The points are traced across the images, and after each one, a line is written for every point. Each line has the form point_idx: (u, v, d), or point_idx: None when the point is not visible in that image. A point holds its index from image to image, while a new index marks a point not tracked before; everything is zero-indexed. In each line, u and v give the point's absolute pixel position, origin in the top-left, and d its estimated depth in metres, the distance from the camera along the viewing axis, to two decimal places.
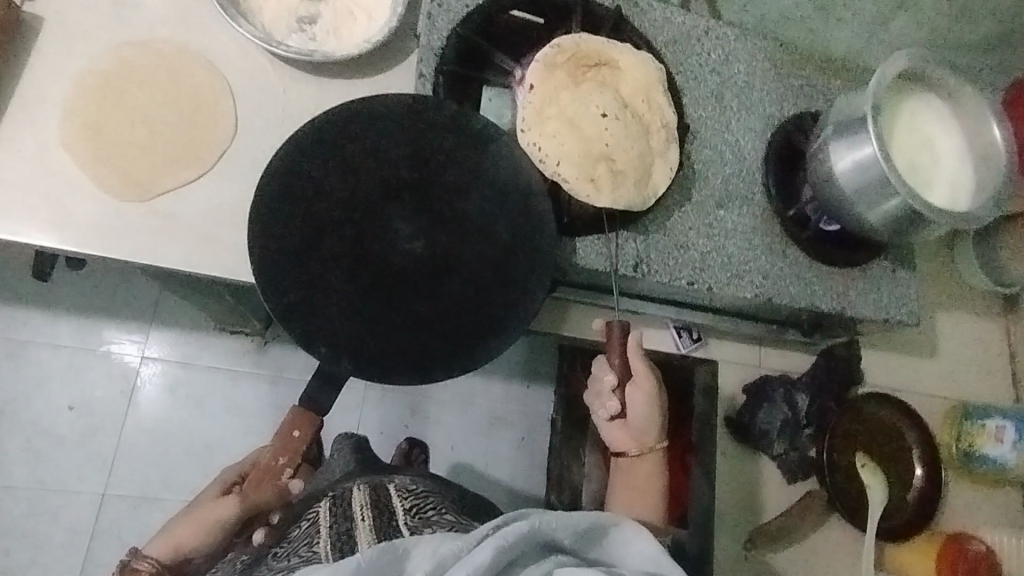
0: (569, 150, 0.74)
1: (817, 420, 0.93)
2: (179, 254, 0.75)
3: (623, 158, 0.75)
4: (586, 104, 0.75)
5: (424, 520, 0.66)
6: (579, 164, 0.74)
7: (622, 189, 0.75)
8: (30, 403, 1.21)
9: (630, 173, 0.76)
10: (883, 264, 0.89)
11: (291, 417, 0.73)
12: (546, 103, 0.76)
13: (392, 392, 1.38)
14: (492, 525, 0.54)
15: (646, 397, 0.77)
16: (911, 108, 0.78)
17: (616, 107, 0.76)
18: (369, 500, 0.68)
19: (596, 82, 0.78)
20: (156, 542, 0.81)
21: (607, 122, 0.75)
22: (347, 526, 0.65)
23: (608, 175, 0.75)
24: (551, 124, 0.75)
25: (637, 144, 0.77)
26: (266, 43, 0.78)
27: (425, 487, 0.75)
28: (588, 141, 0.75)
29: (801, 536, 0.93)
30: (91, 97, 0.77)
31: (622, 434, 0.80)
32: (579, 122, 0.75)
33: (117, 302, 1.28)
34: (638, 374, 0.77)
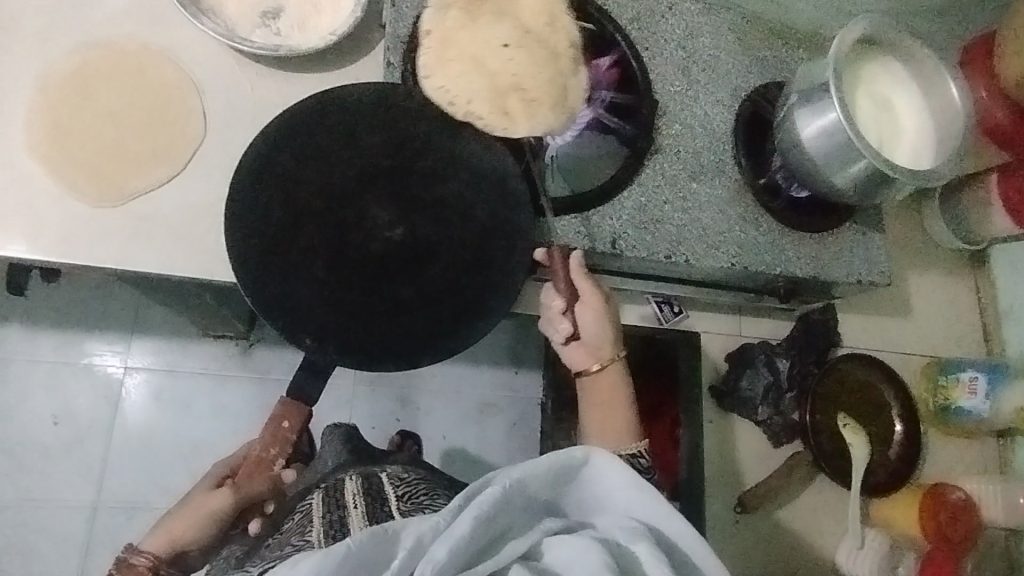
0: (477, 87, 0.75)
1: (799, 384, 0.94)
2: (157, 256, 0.74)
3: (533, 84, 0.75)
4: (486, 38, 0.75)
5: (417, 504, 0.68)
6: (489, 98, 0.75)
7: (539, 117, 0.75)
8: (14, 419, 1.20)
9: (543, 97, 0.75)
10: (854, 228, 0.91)
11: (281, 408, 0.75)
12: (450, 45, 0.76)
13: (381, 386, 1.38)
14: (463, 498, 0.54)
15: (594, 310, 0.74)
16: (871, 73, 0.80)
17: (517, 36, 0.76)
18: (362, 488, 0.69)
19: (495, 13, 0.77)
20: (150, 538, 0.78)
21: (510, 52, 0.75)
22: (339, 513, 0.65)
23: (519, 104, 0.75)
24: (457, 64, 0.75)
25: (546, 66, 0.76)
26: (231, 39, 0.77)
27: (417, 475, 0.77)
28: (493, 74, 0.75)
29: (789, 497, 0.95)
30: (57, 102, 0.76)
31: (579, 354, 0.75)
32: (483, 57, 0.75)
33: (96, 312, 1.26)
34: (585, 292, 0.75)
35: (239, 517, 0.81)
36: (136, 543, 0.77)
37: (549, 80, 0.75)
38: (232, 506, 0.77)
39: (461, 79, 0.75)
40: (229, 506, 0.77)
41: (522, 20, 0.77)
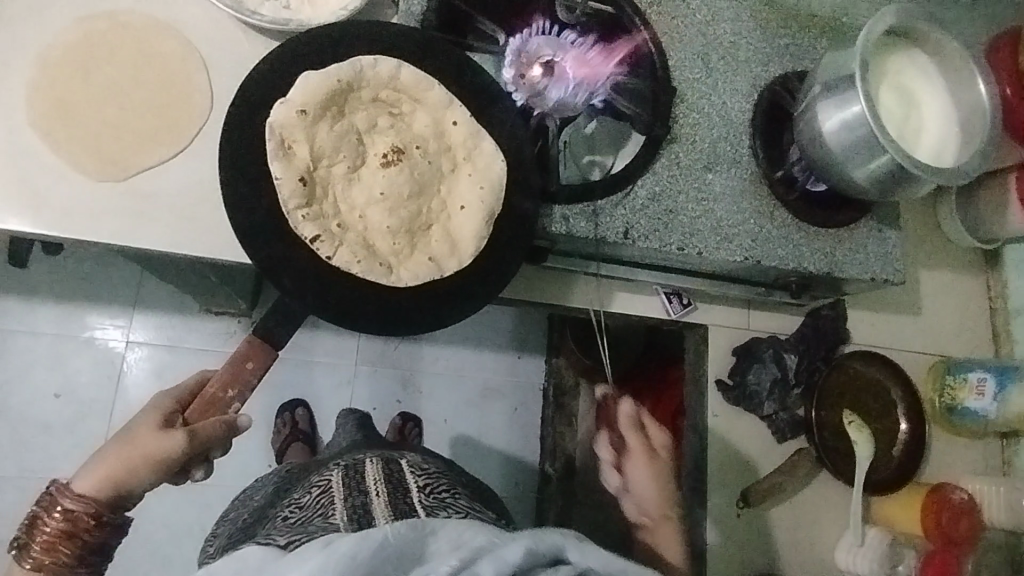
0: (346, 241, 0.69)
1: (805, 379, 0.95)
2: (159, 235, 0.73)
3: (453, 208, 0.73)
4: (364, 191, 0.72)
5: (438, 501, 0.67)
6: (361, 253, 0.69)
7: (436, 253, 0.71)
8: (14, 391, 1.19)
9: (459, 209, 0.73)
10: (869, 224, 0.89)
11: (244, 347, 0.72)
12: (288, 145, 0.68)
13: (383, 367, 1.38)
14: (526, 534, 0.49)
15: (643, 474, 0.64)
16: (896, 66, 0.78)
17: (364, 175, 0.72)
18: (383, 475, 0.69)
19: (367, 135, 0.73)
20: (85, 474, 0.64)
21: (385, 190, 0.71)
22: (362, 499, 0.64)
23: (445, 236, 0.72)
24: (328, 213, 0.69)
25: (437, 185, 0.74)
26: (238, 12, 0.76)
27: (436, 467, 0.78)
28: (371, 221, 0.71)
29: (791, 492, 0.95)
30: (59, 72, 0.74)
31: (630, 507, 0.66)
32: (343, 210, 0.71)
33: (99, 287, 1.25)
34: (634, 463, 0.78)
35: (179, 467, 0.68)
36: (68, 480, 0.64)
37: (470, 195, 0.73)
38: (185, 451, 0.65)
39: (329, 223, 0.69)
40: (182, 454, 0.65)
41: (414, 130, 0.74)
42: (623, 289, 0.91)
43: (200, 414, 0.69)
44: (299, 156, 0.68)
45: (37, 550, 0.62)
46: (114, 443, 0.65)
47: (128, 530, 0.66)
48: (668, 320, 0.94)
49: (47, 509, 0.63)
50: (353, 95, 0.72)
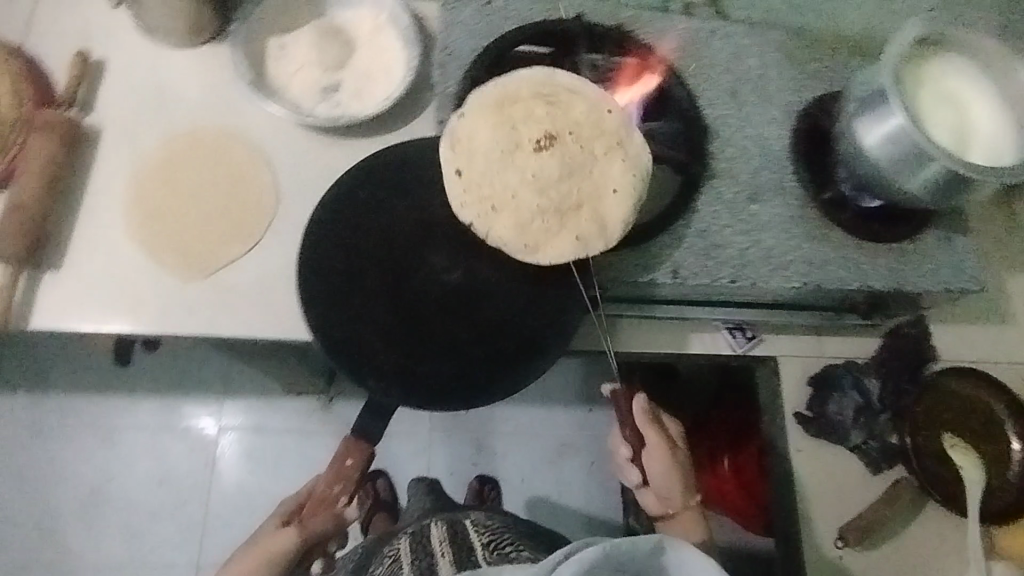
0: (502, 219, 0.71)
1: (893, 405, 0.89)
2: (241, 323, 0.80)
3: (605, 190, 0.72)
4: (515, 170, 0.72)
5: (502, 556, 0.69)
6: (513, 231, 0.71)
7: (583, 232, 0.71)
8: (122, 481, 1.28)
9: (612, 192, 0.72)
10: (935, 234, 0.86)
11: (345, 444, 0.74)
12: (455, 147, 0.72)
13: (456, 431, 1.39)
14: (560, 555, 0.55)
15: (661, 460, 0.82)
16: (938, 70, 0.76)
17: (520, 153, 0.72)
18: (447, 537, 0.73)
19: (523, 121, 0.73)
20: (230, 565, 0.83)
21: (537, 176, 0.71)
22: (429, 560, 0.68)
23: (595, 217, 0.72)
24: (484, 195, 0.72)
25: (591, 169, 0.73)
26: (297, 116, 0.84)
27: (499, 523, 0.81)
28: (521, 199, 0.71)
29: (895, 529, 0.88)
30: (148, 189, 0.83)
31: (652, 498, 0.86)
32: (496, 194, 0.71)
33: (192, 377, 1.36)
34: (652, 444, 0.82)
35: (308, 551, 0.83)
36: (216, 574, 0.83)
37: (619, 178, 0.73)
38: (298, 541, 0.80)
39: (484, 210, 0.71)
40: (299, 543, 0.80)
41: (571, 117, 0.73)
42: (682, 328, 0.89)
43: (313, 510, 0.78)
44: (462, 154, 0.72)
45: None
46: (260, 533, 0.84)
47: None
48: (734, 356, 0.90)
49: None
50: (515, 97, 0.74)
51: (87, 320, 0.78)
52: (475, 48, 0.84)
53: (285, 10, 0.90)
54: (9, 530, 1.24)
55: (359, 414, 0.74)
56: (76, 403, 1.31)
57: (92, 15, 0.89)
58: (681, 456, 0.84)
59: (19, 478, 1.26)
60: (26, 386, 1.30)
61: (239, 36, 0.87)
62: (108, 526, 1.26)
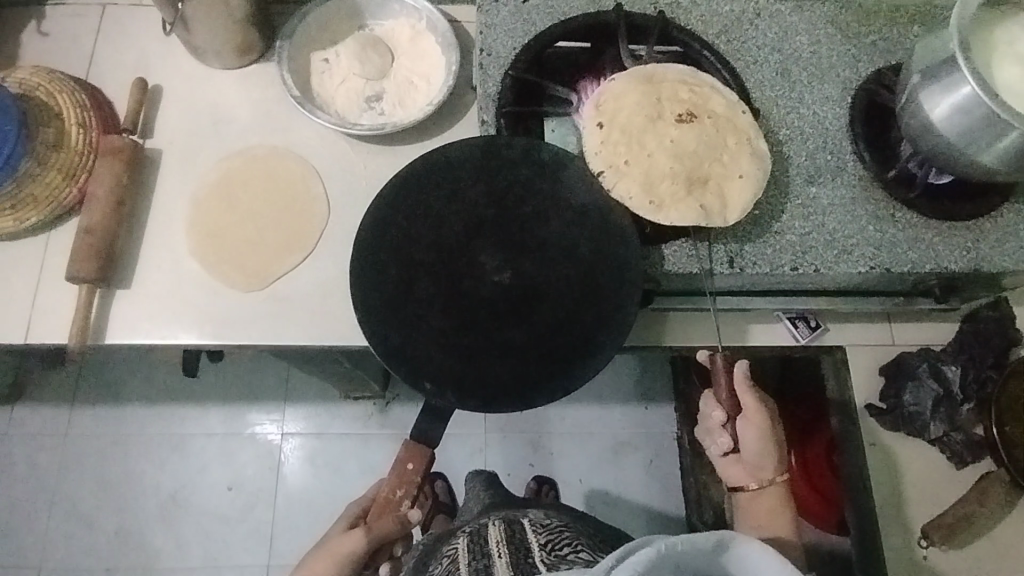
0: (632, 176, 0.74)
1: (976, 394, 0.83)
2: (300, 331, 0.82)
3: (731, 174, 0.75)
4: (654, 137, 0.75)
5: (560, 557, 0.69)
6: (641, 188, 0.73)
7: (707, 204, 0.73)
8: (195, 487, 1.34)
9: (738, 176, 0.75)
10: (1015, 207, 0.80)
11: (405, 449, 0.75)
12: (601, 107, 0.77)
13: (512, 431, 1.39)
14: (616, 557, 0.53)
15: (758, 433, 0.75)
16: (1009, 32, 0.71)
17: (659, 123, 0.75)
18: (504, 537, 0.72)
19: (668, 96, 0.76)
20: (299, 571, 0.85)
21: (677, 147, 0.74)
22: (485, 561, 0.68)
23: (719, 193, 0.74)
24: (620, 151, 0.75)
25: (722, 152, 0.75)
26: (342, 126, 0.86)
27: (558, 522, 0.80)
28: (656, 165, 0.74)
29: (985, 527, 0.83)
30: (207, 206, 0.87)
31: (736, 469, 0.79)
32: (631, 154, 0.74)
33: (255, 387, 1.40)
34: (747, 409, 0.75)
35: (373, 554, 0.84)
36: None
37: (748, 166, 0.75)
38: (366, 546, 0.81)
39: (616, 164, 0.74)
40: (363, 548, 0.81)
41: (710, 105, 0.77)
42: (741, 320, 0.86)
43: (378, 515, 0.78)
44: (608, 109, 0.76)
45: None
46: (324, 540, 0.86)
47: None
48: (797, 347, 0.87)
49: None
50: (663, 79, 0.78)
51: (158, 333, 0.82)
52: (513, 47, 0.83)
53: (327, 25, 0.92)
54: (95, 536, 1.30)
55: (417, 417, 0.74)
56: (150, 415, 1.38)
57: (148, 45, 0.94)
58: (780, 429, 0.77)
59: (101, 486, 1.33)
60: (105, 399, 1.38)
61: (283, 51, 0.88)
62: (185, 530, 1.32)
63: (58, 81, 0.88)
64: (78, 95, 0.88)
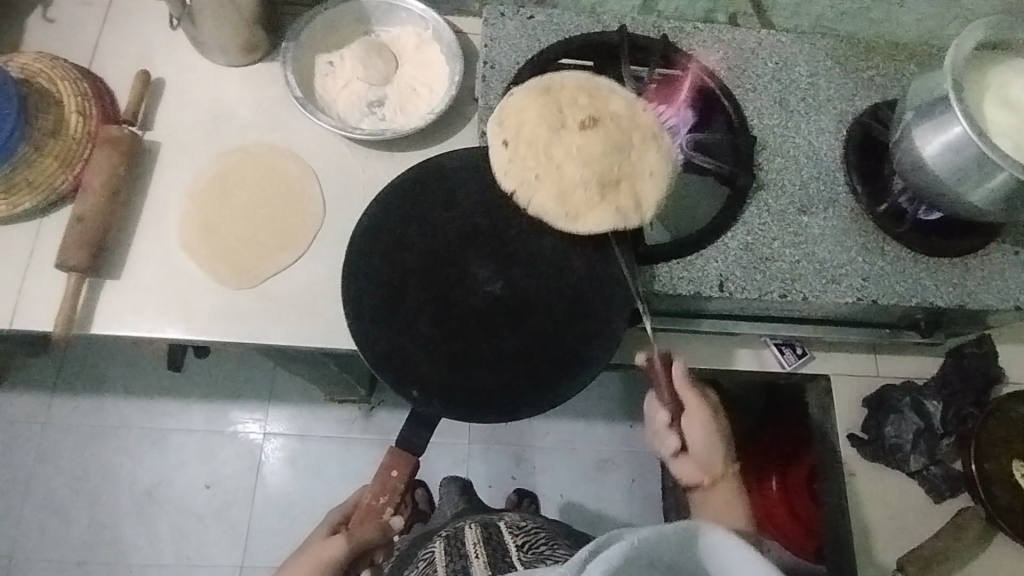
0: (544, 190, 0.73)
1: (956, 428, 0.84)
2: (288, 331, 0.82)
3: (642, 173, 0.74)
4: (559, 142, 0.73)
5: (537, 554, 0.69)
6: (554, 200, 0.73)
7: (622, 206, 0.72)
8: (172, 484, 1.33)
9: (649, 174, 0.74)
10: (1001, 247, 0.81)
11: (390, 455, 0.76)
12: (503, 123, 0.75)
13: (495, 443, 1.39)
14: (589, 551, 0.50)
15: (704, 428, 0.74)
16: (1001, 76, 0.72)
17: (563, 132, 0.74)
18: (481, 538, 0.72)
19: (569, 104, 0.75)
20: None
21: (578, 149, 0.73)
22: (463, 562, 0.67)
23: (633, 193, 0.73)
24: (529, 165, 0.73)
25: (630, 151, 0.75)
26: (342, 129, 0.86)
27: (533, 523, 0.81)
28: (563, 172, 0.73)
29: (960, 563, 0.83)
30: (202, 202, 0.87)
31: (688, 468, 0.77)
32: (537, 165, 0.73)
33: (239, 385, 1.39)
34: (691, 406, 0.75)
35: (353, 563, 0.82)
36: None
37: (656, 164, 0.75)
38: (347, 552, 0.78)
39: (526, 175, 0.73)
40: (344, 555, 0.78)
41: (611, 107, 0.76)
42: (729, 343, 0.86)
43: (360, 521, 0.78)
44: (507, 132, 0.75)
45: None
46: (302, 549, 0.82)
47: None
48: (783, 373, 0.87)
49: None
50: (562, 86, 0.76)
51: (145, 327, 0.81)
52: (517, 61, 0.84)
53: (333, 29, 0.93)
54: (67, 528, 1.29)
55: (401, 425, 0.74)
56: (131, 408, 1.36)
57: (153, 38, 0.94)
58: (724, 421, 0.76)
59: (77, 478, 1.31)
60: (86, 389, 1.36)
61: (289, 52, 0.89)
62: (160, 526, 1.30)
63: (61, 68, 0.88)
64: (80, 84, 0.87)
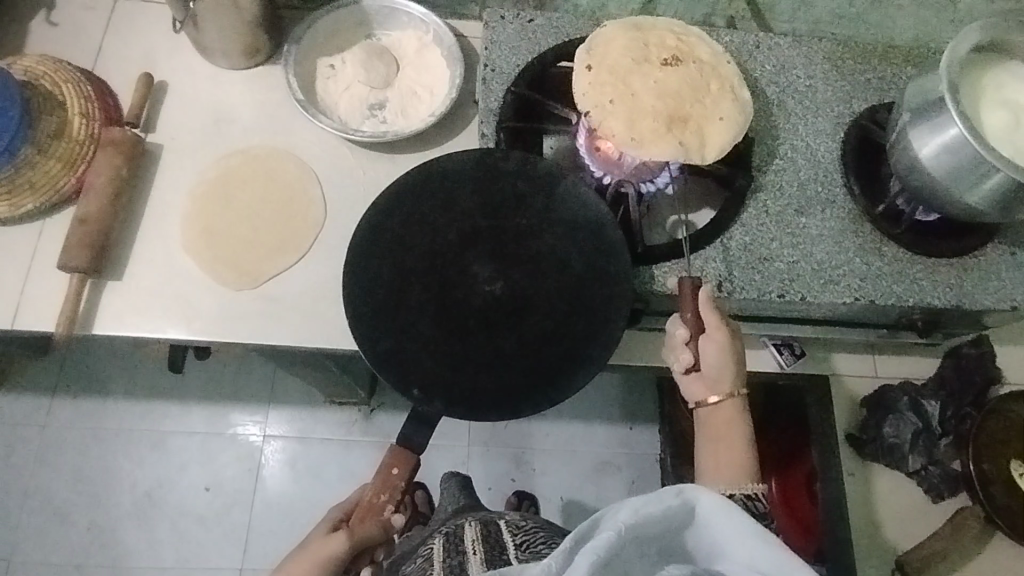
0: (616, 113, 0.73)
1: (954, 428, 0.85)
2: (288, 332, 0.82)
3: (712, 115, 0.75)
4: (641, 76, 0.75)
5: (534, 553, 0.69)
6: (624, 122, 0.72)
7: (686, 141, 0.73)
8: (173, 486, 1.33)
9: (719, 117, 0.75)
10: (997, 248, 0.82)
11: (391, 454, 0.77)
12: (592, 49, 0.76)
13: (495, 445, 1.39)
14: (574, 541, 0.52)
15: (721, 347, 0.70)
16: (997, 78, 0.73)
17: (646, 68, 0.75)
18: (480, 535, 0.72)
19: (655, 44, 0.77)
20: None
21: (660, 83, 0.75)
22: (460, 558, 0.68)
23: (699, 132, 0.74)
24: (606, 89, 0.74)
25: (705, 95, 0.76)
26: (343, 131, 0.86)
27: (533, 523, 0.81)
28: (642, 100, 0.73)
29: (958, 562, 0.83)
30: (204, 203, 0.87)
31: (697, 386, 0.72)
32: (615, 92, 0.74)
33: (240, 387, 1.40)
34: (711, 326, 0.71)
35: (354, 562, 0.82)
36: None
37: (729, 109, 0.76)
38: (348, 550, 0.78)
39: (599, 99, 0.73)
40: (344, 552, 0.78)
41: (695, 54, 0.78)
42: None
43: (360, 519, 0.78)
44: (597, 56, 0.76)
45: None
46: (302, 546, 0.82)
47: None
48: (782, 373, 0.85)
49: None
50: (651, 30, 0.79)
51: (146, 327, 0.82)
52: (517, 63, 0.85)
53: (335, 32, 0.93)
54: (67, 530, 1.29)
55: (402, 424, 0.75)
56: (132, 410, 1.37)
57: (157, 41, 0.95)
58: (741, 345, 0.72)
59: (77, 479, 1.31)
60: (87, 391, 1.37)
61: (290, 54, 0.90)
62: (160, 528, 1.30)
63: (64, 70, 0.89)
64: (83, 86, 0.88)
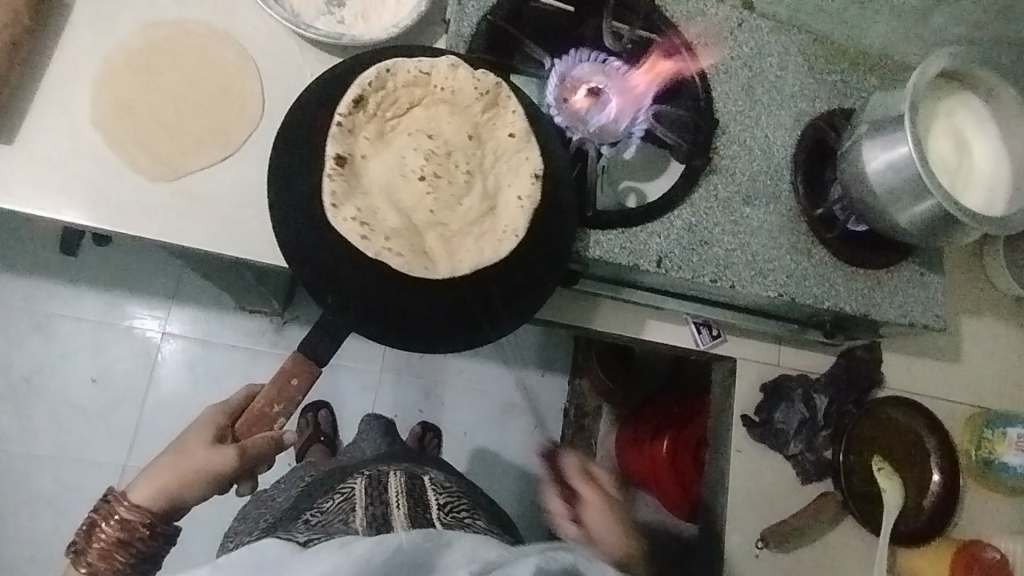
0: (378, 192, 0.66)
1: (834, 422, 0.91)
2: (206, 235, 0.76)
3: (514, 199, 0.68)
4: (392, 159, 0.68)
5: (457, 520, 0.69)
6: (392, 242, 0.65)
7: (466, 246, 0.67)
8: (55, 372, 1.24)
9: (499, 230, 0.67)
10: (911, 267, 0.88)
11: (292, 363, 0.76)
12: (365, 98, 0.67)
13: (407, 375, 1.39)
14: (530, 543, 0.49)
15: (564, 496, 0.79)
16: (947, 109, 0.76)
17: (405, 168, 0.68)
18: (405, 490, 0.72)
19: (408, 102, 0.69)
20: (143, 486, 0.74)
21: (428, 166, 0.68)
22: (382, 508, 0.67)
23: (480, 217, 0.68)
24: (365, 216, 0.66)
25: (482, 173, 0.70)
26: (295, 26, 0.78)
27: (457, 487, 0.82)
28: (380, 210, 0.66)
29: (814, 538, 0.93)
30: (122, 74, 0.77)
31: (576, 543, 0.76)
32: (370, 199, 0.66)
33: (141, 280, 1.29)
34: (561, 481, 0.81)
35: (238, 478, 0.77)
36: (127, 489, 0.74)
37: (517, 193, 0.69)
38: (237, 466, 0.74)
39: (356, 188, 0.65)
40: (233, 469, 0.74)
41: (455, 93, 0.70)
42: (651, 313, 0.89)
43: (248, 429, 0.77)
44: (358, 126, 0.67)
45: (93, 556, 0.71)
46: (181, 446, 0.76)
47: (175, 535, 0.75)
48: (696, 351, 0.91)
49: (104, 516, 0.72)
50: (409, 112, 0.70)
51: (39, 204, 0.73)
52: None
53: None
54: None
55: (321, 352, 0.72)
56: (14, 287, 1.25)
57: None
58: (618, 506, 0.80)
59: None
60: None
61: None
62: (37, 414, 1.22)
63: None
64: None
